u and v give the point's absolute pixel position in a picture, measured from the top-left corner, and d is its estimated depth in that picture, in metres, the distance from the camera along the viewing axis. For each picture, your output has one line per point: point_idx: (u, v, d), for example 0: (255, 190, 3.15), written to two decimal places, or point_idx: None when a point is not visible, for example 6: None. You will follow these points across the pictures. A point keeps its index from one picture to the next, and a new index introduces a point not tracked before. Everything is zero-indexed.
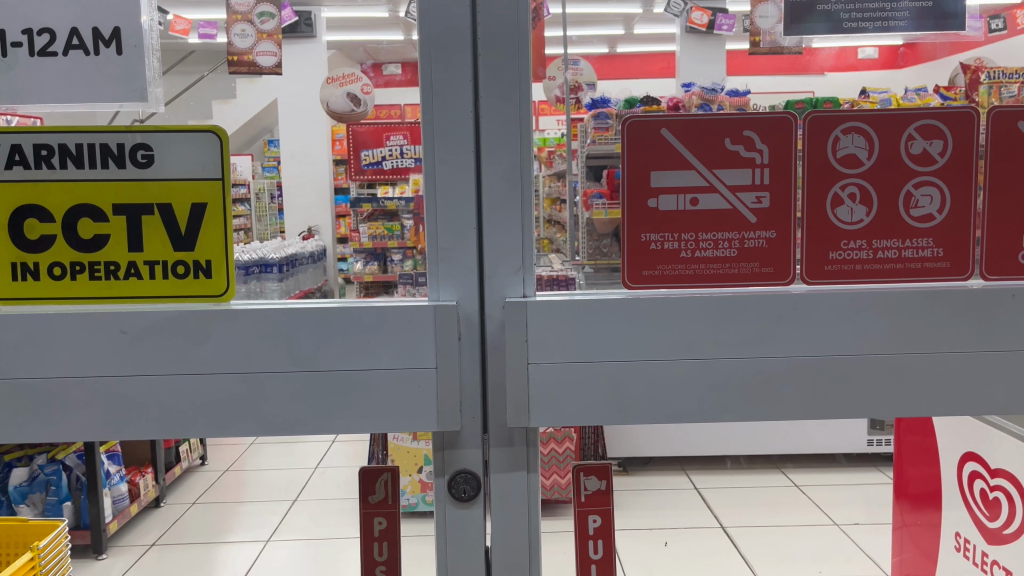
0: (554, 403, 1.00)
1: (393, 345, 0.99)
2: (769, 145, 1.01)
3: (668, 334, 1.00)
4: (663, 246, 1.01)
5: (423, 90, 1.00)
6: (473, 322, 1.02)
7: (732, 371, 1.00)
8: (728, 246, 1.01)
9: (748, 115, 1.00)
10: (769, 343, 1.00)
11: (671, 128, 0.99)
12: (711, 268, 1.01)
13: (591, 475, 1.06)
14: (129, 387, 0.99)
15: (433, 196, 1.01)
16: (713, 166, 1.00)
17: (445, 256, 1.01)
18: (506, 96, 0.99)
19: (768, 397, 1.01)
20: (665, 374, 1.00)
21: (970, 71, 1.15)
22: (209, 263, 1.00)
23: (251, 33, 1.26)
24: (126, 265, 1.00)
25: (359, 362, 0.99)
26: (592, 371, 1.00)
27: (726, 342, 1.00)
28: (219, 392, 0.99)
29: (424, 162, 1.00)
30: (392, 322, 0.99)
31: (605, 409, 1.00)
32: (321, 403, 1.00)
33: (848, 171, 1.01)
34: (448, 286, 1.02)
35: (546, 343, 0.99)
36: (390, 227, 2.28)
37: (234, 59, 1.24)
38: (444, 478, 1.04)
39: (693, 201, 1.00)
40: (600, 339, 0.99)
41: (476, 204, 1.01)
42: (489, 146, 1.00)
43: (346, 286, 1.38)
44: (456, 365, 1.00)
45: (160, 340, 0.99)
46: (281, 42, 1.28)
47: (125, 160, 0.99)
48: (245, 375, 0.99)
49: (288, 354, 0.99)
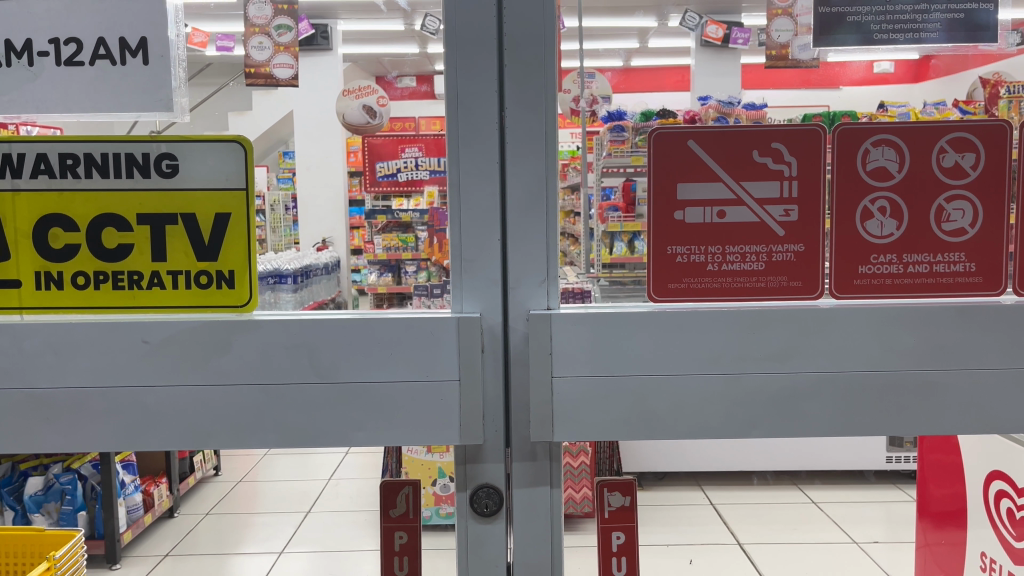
0: (578, 417, 0.99)
1: (415, 356, 0.98)
2: (797, 157, 0.99)
3: (693, 347, 0.98)
4: (688, 258, 1.00)
5: (448, 99, 0.99)
6: (496, 335, 1.00)
7: (760, 385, 0.99)
8: (756, 259, 0.99)
9: (776, 126, 0.99)
10: (797, 357, 0.99)
11: (698, 140, 0.99)
12: (739, 281, 1.00)
13: (614, 491, 1.04)
14: (151, 398, 0.99)
15: (457, 206, 1.00)
16: (740, 178, 0.99)
17: (468, 266, 1.00)
18: (533, 104, 0.98)
19: (795, 413, 0.99)
20: (692, 388, 0.98)
21: (990, 83, 1.14)
22: (232, 273, 1.00)
23: (268, 45, 1.22)
24: (149, 275, 0.99)
25: (380, 374, 0.98)
26: (618, 385, 0.98)
27: (753, 356, 0.98)
28: (240, 403, 0.99)
29: (448, 172, 1.00)
30: (414, 334, 0.98)
31: (630, 425, 0.99)
32: (343, 415, 0.99)
33: (878, 184, 0.99)
34: (472, 296, 1.00)
35: (570, 356, 0.98)
36: (406, 250, 2.36)
37: (250, 70, 1.21)
38: (466, 492, 1.02)
39: (720, 213, 0.99)
40: (625, 352, 0.98)
41: (499, 215, 1.00)
42: (514, 156, 0.99)
43: (362, 297, 1.40)
44: (480, 377, 0.98)
45: (182, 350, 0.98)
46: (299, 54, 1.22)
47: (150, 170, 0.98)
48: (267, 385, 0.98)
49: (310, 366, 0.98)
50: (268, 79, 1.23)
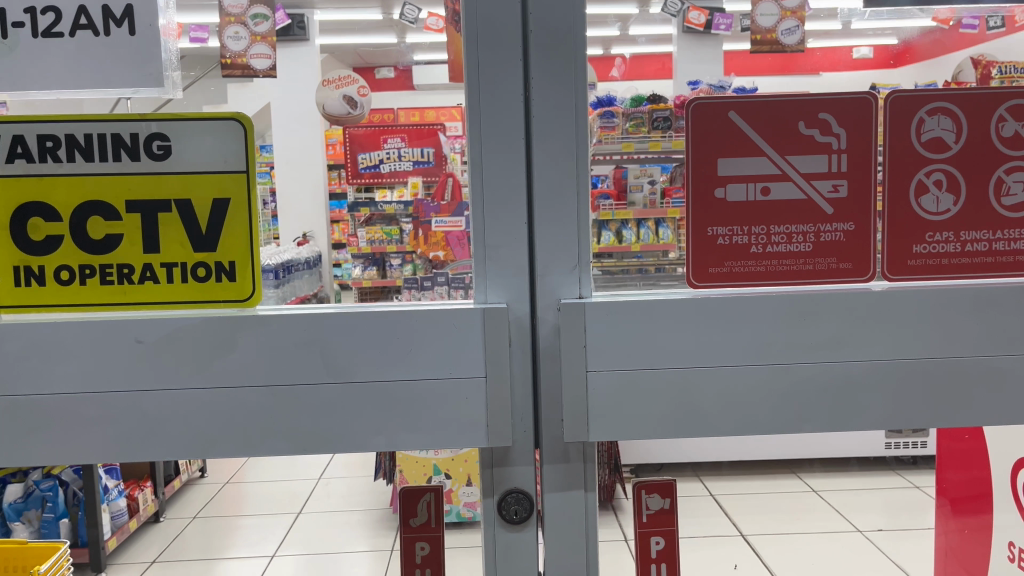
0: (616, 416, 0.90)
1: (437, 353, 0.90)
2: (847, 129, 0.92)
3: (739, 336, 0.91)
4: (731, 240, 0.92)
5: (469, 69, 0.90)
6: (524, 327, 0.92)
7: (812, 376, 0.91)
8: (803, 240, 0.92)
9: (823, 95, 0.92)
10: (850, 346, 0.91)
11: (739, 110, 0.91)
12: (785, 264, 0.92)
13: (652, 493, 0.96)
14: (148, 403, 0.90)
15: (479, 188, 0.91)
16: (786, 152, 0.91)
17: (492, 253, 0.92)
18: (561, 77, 0.90)
19: (848, 404, 0.92)
20: (739, 381, 0.91)
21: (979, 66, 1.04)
22: (232, 265, 0.91)
23: (245, 35, 1.17)
24: (141, 268, 0.90)
25: (398, 372, 0.90)
26: (658, 379, 0.90)
27: (803, 346, 0.91)
28: (247, 406, 0.90)
29: (470, 149, 0.91)
30: (435, 328, 0.89)
31: (672, 423, 0.91)
32: (361, 418, 0.90)
33: (934, 156, 0.92)
34: (497, 286, 0.92)
35: (607, 349, 0.90)
36: (393, 242, 2.27)
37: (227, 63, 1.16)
38: (494, 499, 0.94)
39: (764, 190, 0.92)
40: (665, 344, 0.90)
41: (526, 198, 0.92)
42: (541, 133, 0.91)
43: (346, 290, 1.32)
44: (508, 374, 0.90)
45: (181, 350, 0.89)
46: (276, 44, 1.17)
47: (140, 152, 0.89)
48: (276, 387, 0.90)
49: (322, 366, 0.89)
50: (245, 72, 1.17)
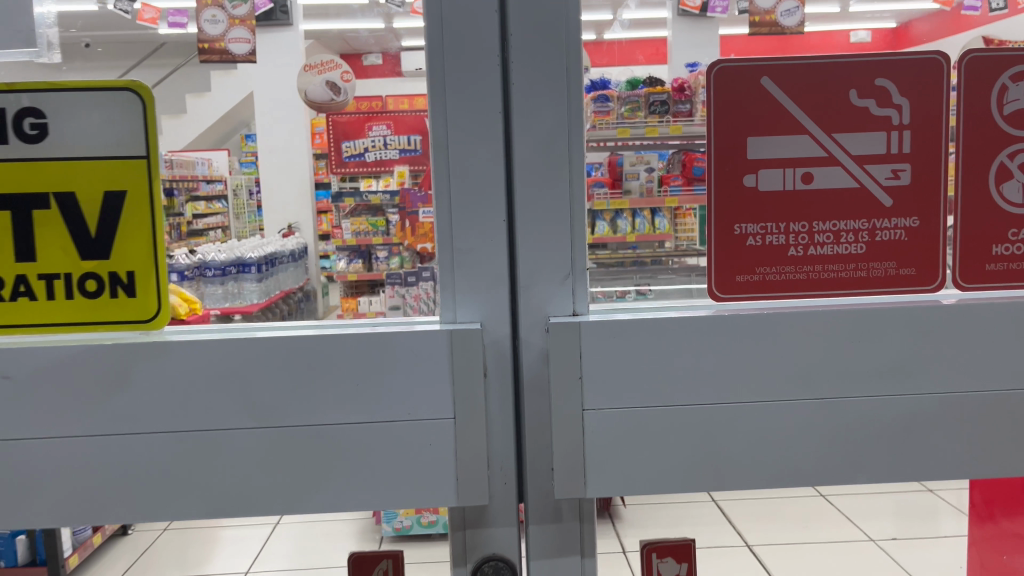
0: (619, 464, 0.71)
1: (391, 386, 0.70)
2: (910, 98, 0.72)
3: (776, 364, 0.71)
4: (764, 240, 0.73)
5: (431, 21, 0.70)
6: (503, 353, 0.73)
7: (868, 412, 0.72)
8: (855, 240, 0.73)
9: (881, 55, 0.72)
10: (914, 373, 0.72)
11: (774, 76, 0.71)
12: (833, 271, 0.73)
13: (665, 557, 0.81)
14: (23, 456, 0.70)
15: (445, 178, 0.71)
16: (834, 129, 0.72)
17: (462, 259, 0.72)
18: (546, 32, 0.70)
19: (912, 448, 0.73)
20: (775, 420, 0.72)
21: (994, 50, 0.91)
22: (130, 276, 0.71)
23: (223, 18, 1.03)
24: (12, 281, 0.70)
25: (342, 413, 0.70)
26: (674, 419, 0.71)
27: (856, 374, 0.72)
28: (150, 458, 0.70)
29: (432, 124, 0.71)
30: (387, 356, 0.70)
31: (690, 473, 0.72)
32: (295, 471, 0.71)
33: (1018, 134, 0.74)
34: (468, 299, 0.72)
35: (608, 381, 0.71)
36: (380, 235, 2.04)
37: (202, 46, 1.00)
38: (467, 568, 0.75)
39: (806, 177, 0.72)
40: (682, 374, 0.71)
41: (505, 187, 0.72)
42: (523, 105, 0.71)
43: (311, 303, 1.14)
44: (483, 414, 0.71)
45: (63, 387, 0.70)
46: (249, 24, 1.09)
47: (8, 132, 0.70)
48: (185, 433, 0.70)
49: (244, 406, 0.70)
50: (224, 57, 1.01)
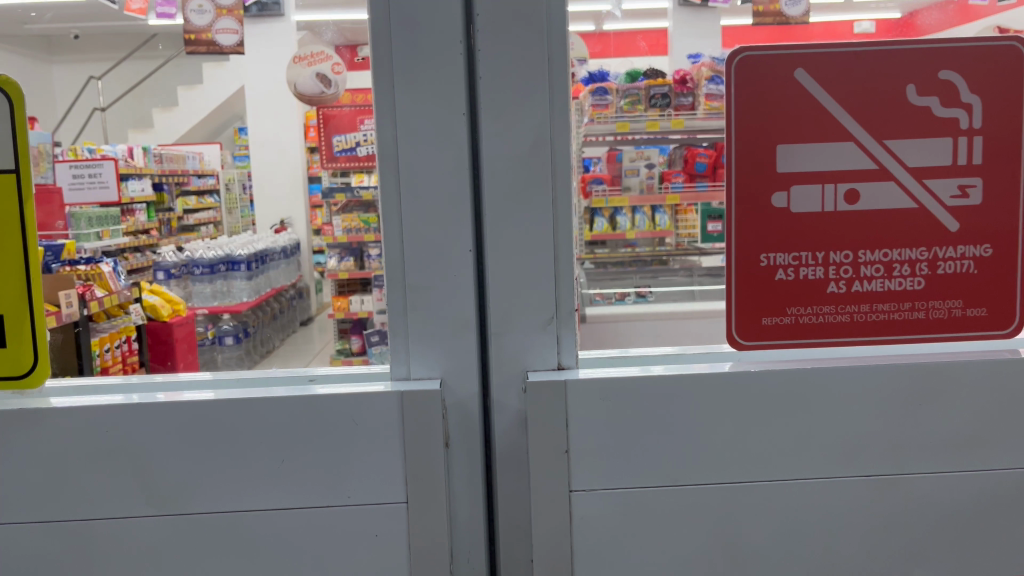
0: (613, 557, 0.57)
1: (327, 464, 0.56)
2: (983, 95, 0.57)
3: (810, 434, 0.57)
4: (796, 274, 0.58)
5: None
6: (469, 418, 0.58)
7: (926, 492, 0.58)
8: (911, 274, 0.58)
9: (947, 41, 0.57)
10: (985, 445, 0.57)
11: (812, 67, 0.56)
12: (882, 312, 0.58)
13: None
14: None
15: (394, 196, 0.56)
16: (886, 133, 0.57)
17: (418, 298, 0.57)
18: (523, 12, 0.55)
19: (980, 537, 0.58)
20: (810, 503, 0.57)
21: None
22: None
23: None
24: None
25: (264, 496, 0.56)
26: (683, 502, 0.57)
27: (911, 446, 0.57)
28: (24, 553, 0.56)
29: (380, 128, 0.56)
30: (320, 425, 0.55)
31: (701, 568, 0.57)
32: (206, 571, 0.56)
33: None
34: (426, 348, 0.58)
35: (599, 456, 0.56)
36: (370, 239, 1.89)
37: None
38: None
39: (851, 194, 0.57)
40: (692, 446, 0.56)
41: (472, 207, 0.57)
42: (494, 104, 0.55)
43: None
44: (442, 497, 0.56)
45: None
46: None
47: None
48: (66, 522, 0.56)
49: (139, 488, 0.55)
50: None
